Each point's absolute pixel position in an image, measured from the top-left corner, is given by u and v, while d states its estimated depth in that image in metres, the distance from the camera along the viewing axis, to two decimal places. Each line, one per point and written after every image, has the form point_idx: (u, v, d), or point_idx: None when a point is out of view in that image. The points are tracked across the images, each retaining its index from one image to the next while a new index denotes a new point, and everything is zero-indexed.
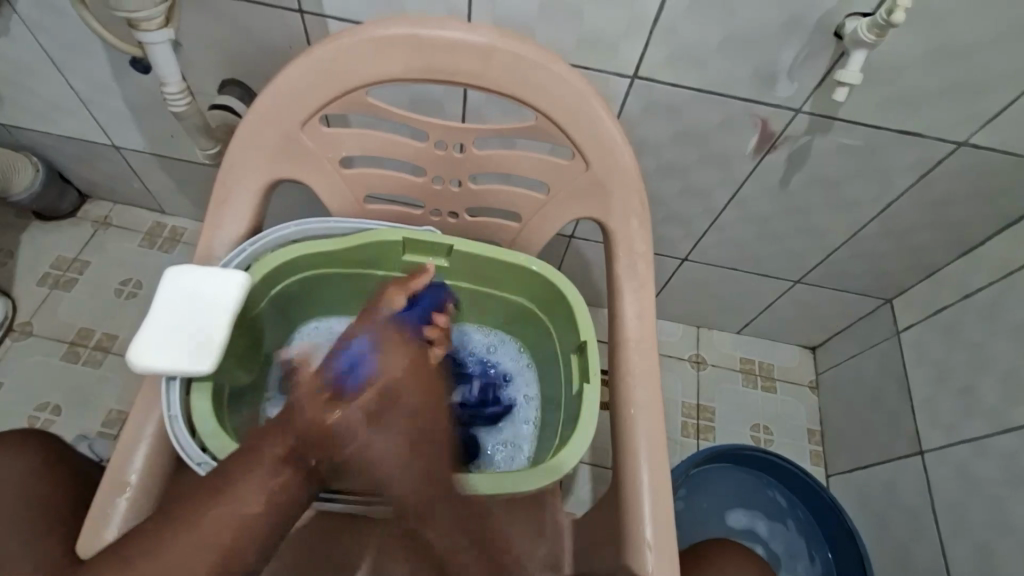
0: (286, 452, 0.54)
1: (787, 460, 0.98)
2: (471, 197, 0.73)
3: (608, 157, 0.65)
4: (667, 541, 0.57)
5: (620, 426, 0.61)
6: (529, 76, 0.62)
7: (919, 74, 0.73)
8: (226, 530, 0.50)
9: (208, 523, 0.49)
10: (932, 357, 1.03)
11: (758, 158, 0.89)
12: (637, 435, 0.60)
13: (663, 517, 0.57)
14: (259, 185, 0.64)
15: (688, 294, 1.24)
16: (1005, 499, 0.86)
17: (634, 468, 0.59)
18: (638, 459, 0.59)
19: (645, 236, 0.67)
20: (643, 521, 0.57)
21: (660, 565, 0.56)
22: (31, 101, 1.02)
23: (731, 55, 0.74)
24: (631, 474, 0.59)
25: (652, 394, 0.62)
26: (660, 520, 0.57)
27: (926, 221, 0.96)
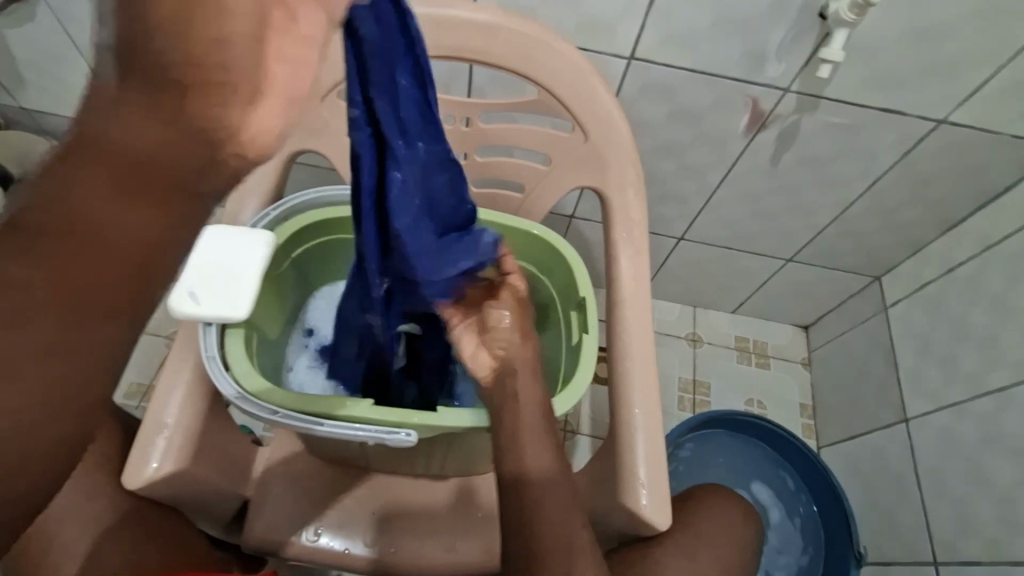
0: (117, 193, 0.29)
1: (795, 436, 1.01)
2: (478, 168, 0.77)
3: (607, 131, 0.70)
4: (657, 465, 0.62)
5: (618, 368, 0.66)
6: (529, 53, 0.66)
7: (899, 53, 0.78)
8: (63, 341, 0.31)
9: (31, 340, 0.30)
10: (918, 330, 1.07)
11: (750, 136, 0.93)
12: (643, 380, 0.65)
13: (655, 461, 0.62)
14: (279, 156, 0.68)
15: (685, 274, 1.29)
16: (982, 458, 0.90)
17: (629, 416, 0.63)
18: (631, 396, 0.64)
19: (640, 205, 0.71)
20: (636, 462, 0.61)
21: (654, 503, 0.60)
22: (55, 86, 1.07)
23: (723, 35, 0.78)
24: (626, 426, 0.63)
25: (644, 348, 0.67)
26: (652, 463, 0.61)
27: (911, 198, 1.00)
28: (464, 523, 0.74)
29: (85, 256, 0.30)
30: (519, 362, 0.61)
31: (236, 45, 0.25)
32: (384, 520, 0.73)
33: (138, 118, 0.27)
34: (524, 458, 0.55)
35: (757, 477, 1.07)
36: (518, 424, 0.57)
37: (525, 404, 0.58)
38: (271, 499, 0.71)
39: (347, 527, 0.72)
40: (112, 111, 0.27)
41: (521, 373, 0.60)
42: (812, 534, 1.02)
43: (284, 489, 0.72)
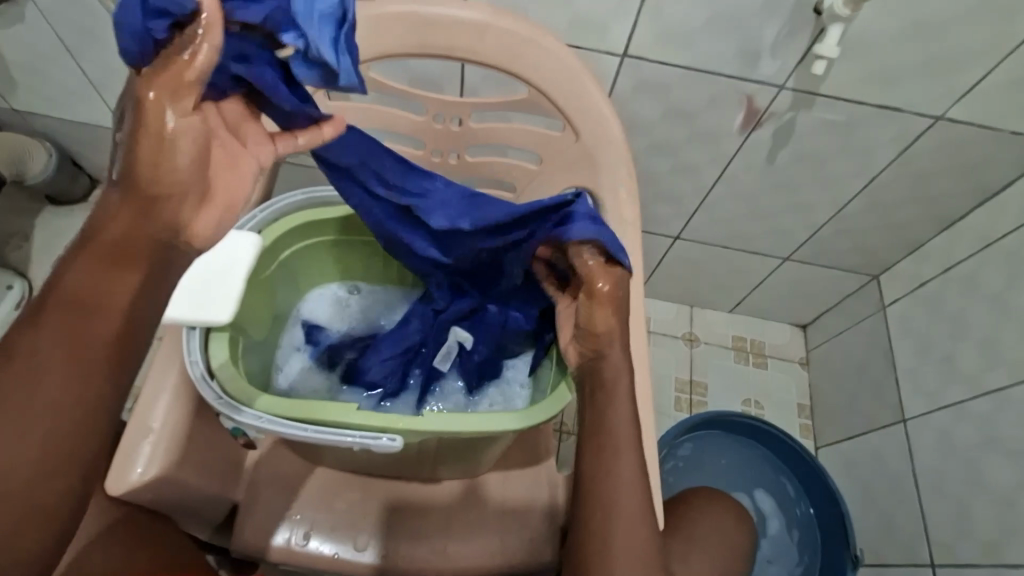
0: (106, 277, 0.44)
1: (791, 436, 1.00)
2: (468, 169, 0.75)
3: (599, 129, 0.68)
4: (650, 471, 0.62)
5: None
6: (520, 51, 0.66)
7: (895, 50, 0.77)
8: (72, 388, 0.41)
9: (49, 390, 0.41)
10: (916, 329, 1.06)
11: (745, 134, 0.92)
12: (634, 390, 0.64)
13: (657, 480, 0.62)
14: None
15: (681, 273, 1.28)
16: (981, 458, 0.89)
17: None
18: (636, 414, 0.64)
19: (632, 205, 0.69)
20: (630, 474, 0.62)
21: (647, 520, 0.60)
22: (45, 86, 1.06)
23: (716, 32, 0.77)
24: None
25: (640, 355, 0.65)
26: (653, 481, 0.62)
27: (908, 196, 1.00)
28: (454, 527, 0.73)
29: (84, 328, 0.43)
30: (613, 358, 0.58)
31: (182, 156, 0.43)
32: (373, 525, 0.72)
33: (119, 223, 0.44)
34: (613, 471, 0.54)
35: (754, 478, 1.07)
36: (503, 429, 0.56)
37: (616, 412, 0.56)
38: (259, 505, 0.70)
39: (338, 531, 0.71)
40: (106, 217, 0.44)
41: (620, 376, 0.58)
42: (809, 536, 1.01)
43: (275, 492, 0.72)
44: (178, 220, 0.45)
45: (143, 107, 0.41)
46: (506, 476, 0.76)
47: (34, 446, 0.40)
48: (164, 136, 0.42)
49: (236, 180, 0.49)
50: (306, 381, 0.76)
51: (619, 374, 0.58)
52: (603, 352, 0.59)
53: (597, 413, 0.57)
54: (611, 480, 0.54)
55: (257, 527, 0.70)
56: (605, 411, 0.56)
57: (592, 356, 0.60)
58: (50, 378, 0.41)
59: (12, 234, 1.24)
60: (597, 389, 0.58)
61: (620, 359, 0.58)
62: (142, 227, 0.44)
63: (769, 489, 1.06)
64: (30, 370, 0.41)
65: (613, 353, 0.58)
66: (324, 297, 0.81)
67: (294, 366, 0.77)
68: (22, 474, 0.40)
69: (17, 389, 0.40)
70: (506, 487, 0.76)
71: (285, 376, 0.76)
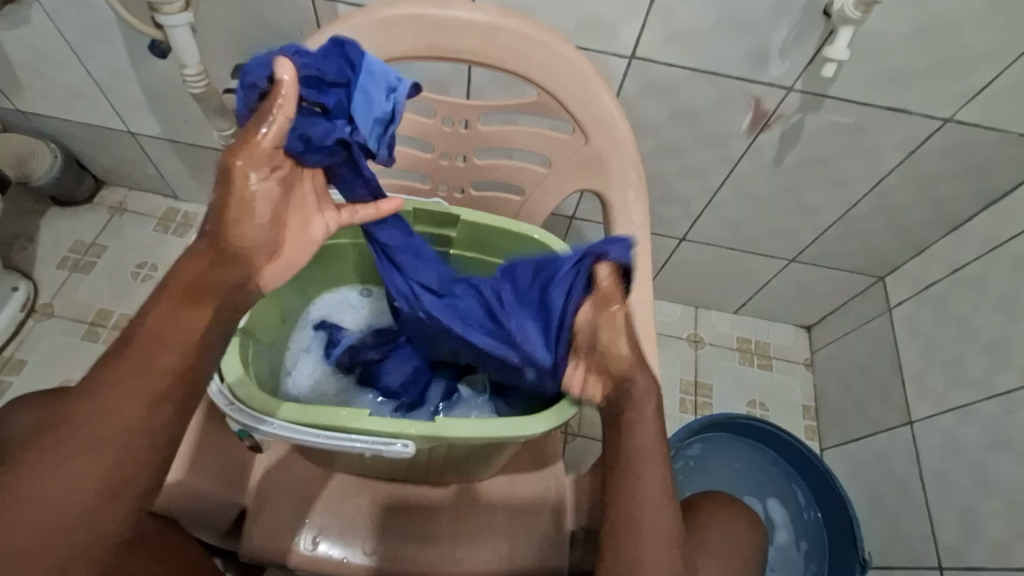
0: (183, 314, 0.51)
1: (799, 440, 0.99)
2: (477, 172, 0.75)
3: (608, 132, 0.68)
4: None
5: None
6: (529, 53, 0.65)
7: (904, 52, 0.76)
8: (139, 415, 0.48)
9: (119, 415, 0.47)
10: (922, 330, 1.06)
11: (753, 136, 0.92)
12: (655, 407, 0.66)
13: None
14: None
15: (687, 274, 1.28)
16: (989, 462, 0.89)
17: None
18: None
19: (642, 208, 0.69)
20: None
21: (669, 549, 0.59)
22: (50, 88, 1.06)
23: (725, 33, 0.77)
24: None
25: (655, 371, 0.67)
26: None
27: (916, 198, 0.99)
28: (462, 532, 0.72)
29: (153, 365, 0.49)
30: (637, 388, 0.57)
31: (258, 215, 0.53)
32: (381, 529, 0.72)
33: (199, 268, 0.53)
34: (641, 496, 0.53)
35: (762, 482, 1.07)
36: (511, 438, 0.56)
37: (646, 437, 0.56)
38: (267, 510, 0.70)
39: (347, 534, 0.71)
40: (190, 264, 0.53)
41: (647, 400, 0.57)
42: (817, 540, 1.01)
43: (284, 497, 0.72)
44: (252, 268, 0.55)
45: (232, 172, 0.50)
46: (514, 480, 0.76)
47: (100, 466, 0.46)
48: (247, 192, 0.51)
49: (303, 244, 0.59)
50: (318, 384, 0.76)
51: (646, 403, 0.57)
52: (628, 379, 0.58)
53: (625, 439, 0.56)
54: (639, 505, 0.53)
55: (266, 533, 0.69)
56: (631, 438, 0.56)
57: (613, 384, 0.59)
58: (124, 409, 0.48)
59: (17, 235, 1.24)
60: (624, 416, 0.57)
61: (645, 386, 0.58)
62: (218, 274, 0.53)
63: (782, 498, 1.05)
64: (108, 399, 0.48)
65: (638, 381, 0.58)
66: (348, 296, 0.82)
67: (306, 369, 0.77)
68: (89, 494, 0.46)
69: (95, 417, 0.47)
70: (515, 492, 0.75)
71: (296, 379, 0.76)
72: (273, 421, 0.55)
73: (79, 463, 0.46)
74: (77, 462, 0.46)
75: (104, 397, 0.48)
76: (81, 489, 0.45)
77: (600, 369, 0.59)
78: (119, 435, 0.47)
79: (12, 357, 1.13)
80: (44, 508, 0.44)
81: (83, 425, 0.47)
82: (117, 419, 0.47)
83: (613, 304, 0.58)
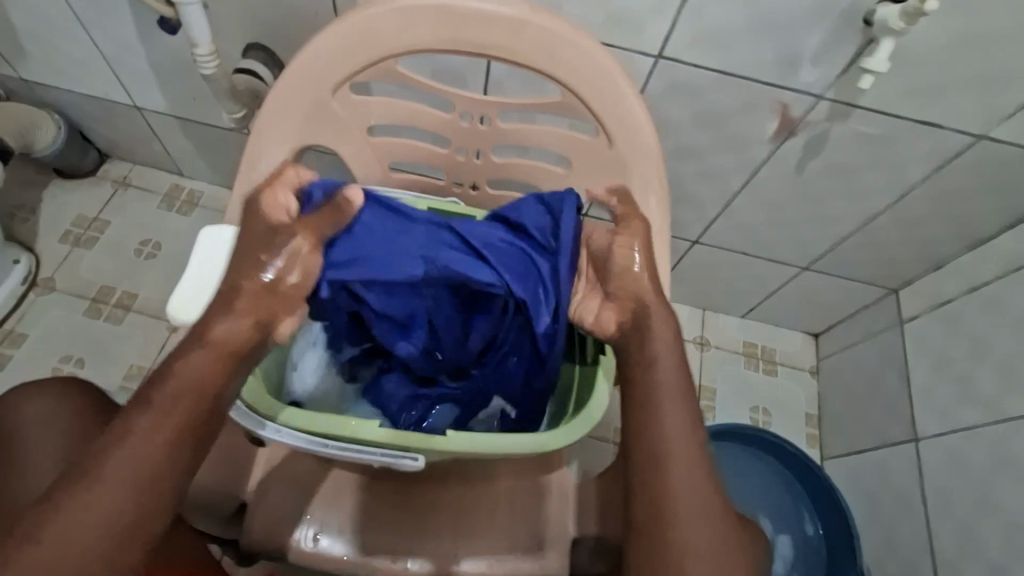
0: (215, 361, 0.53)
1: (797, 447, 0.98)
2: (493, 170, 0.72)
3: (633, 137, 0.66)
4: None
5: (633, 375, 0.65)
6: (554, 50, 0.63)
7: (940, 65, 0.74)
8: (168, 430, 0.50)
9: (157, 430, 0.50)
10: (934, 346, 1.05)
11: (777, 143, 0.90)
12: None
13: None
14: (290, 148, 0.65)
15: (697, 275, 1.26)
16: (990, 481, 0.88)
17: None
18: None
19: (662, 216, 0.68)
20: None
21: None
22: (57, 58, 1.03)
23: (757, 37, 0.74)
24: None
25: None
26: None
27: (938, 213, 0.97)
28: (463, 532, 0.72)
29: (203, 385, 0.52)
30: (654, 301, 0.60)
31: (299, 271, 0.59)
32: (380, 528, 0.71)
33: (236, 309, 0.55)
34: (666, 423, 0.56)
35: (763, 495, 1.03)
36: (510, 451, 0.55)
37: (661, 366, 0.58)
38: (269, 500, 0.70)
39: (347, 529, 0.71)
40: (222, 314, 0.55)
41: (661, 323, 0.59)
42: (816, 555, 0.99)
43: (286, 488, 0.71)
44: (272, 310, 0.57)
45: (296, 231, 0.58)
46: (518, 483, 0.75)
47: (132, 475, 0.48)
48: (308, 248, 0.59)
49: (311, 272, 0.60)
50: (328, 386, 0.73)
51: (659, 326, 0.59)
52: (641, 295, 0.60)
53: (644, 370, 0.58)
54: (665, 433, 0.56)
55: (267, 521, 0.69)
56: (656, 369, 0.58)
57: (629, 315, 0.60)
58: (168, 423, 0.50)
59: (19, 207, 1.22)
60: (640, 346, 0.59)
61: (660, 306, 0.60)
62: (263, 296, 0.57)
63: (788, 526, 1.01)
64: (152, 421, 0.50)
65: (652, 302, 0.60)
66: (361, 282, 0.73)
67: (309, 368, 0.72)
68: (122, 499, 0.48)
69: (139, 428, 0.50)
70: (518, 497, 0.74)
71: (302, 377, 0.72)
72: (279, 428, 0.54)
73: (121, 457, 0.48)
74: (110, 467, 0.48)
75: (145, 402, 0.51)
76: (114, 498, 0.47)
77: (615, 297, 0.61)
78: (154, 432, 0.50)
79: (13, 330, 1.12)
80: (87, 510, 0.47)
81: (129, 432, 0.49)
82: (154, 418, 0.50)
83: (630, 259, 0.60)
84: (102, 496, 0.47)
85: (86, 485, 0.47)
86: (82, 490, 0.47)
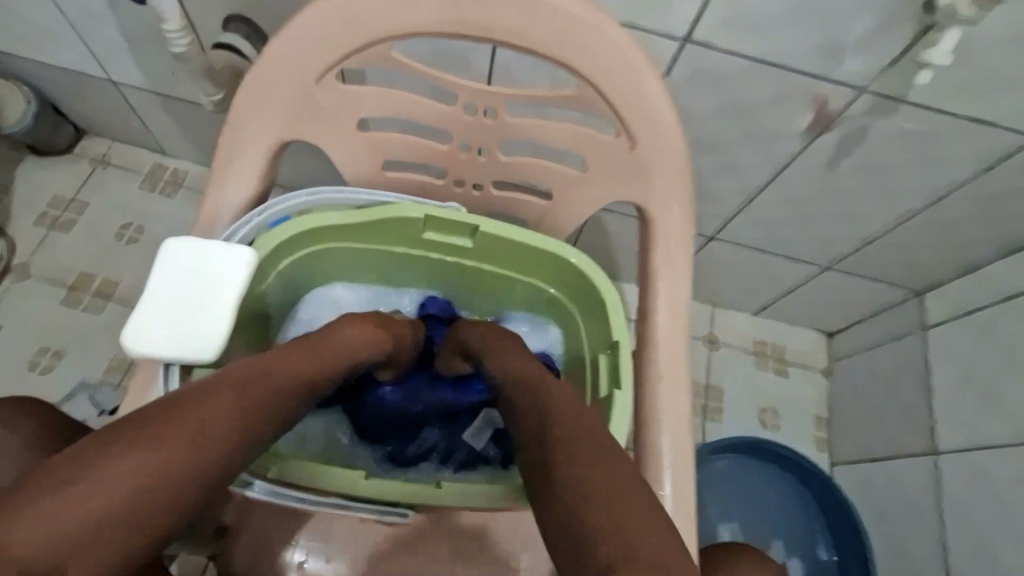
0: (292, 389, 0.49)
1: (816, 466, 0.94)
2: (499, 170, 0.65)
3: (656, 138, 0.59)
4: (683, 496, 0.55)
5: (646, 407, 0.59)
6: (572, 36, 0.55)
7: (1004, 57, 0.66)
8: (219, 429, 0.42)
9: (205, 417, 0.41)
10: (960, 356, 0.99)
11: (809, 138, 0.82)
12: (658, 398, 0.58)
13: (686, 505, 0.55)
14: (270, 144, 0.57)
15: (711, 272, 1.19)
16: (1018, 506, 0.84)
17: (656, 449, 0.56)
18: (663, 433, 0.57)
19: (685, 226, 0.61)
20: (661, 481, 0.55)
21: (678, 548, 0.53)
22: (21, 25, 0.94)
23: (800, 22, 0.66)
24: (650, 448, 0.57)
25: (676, 366, 0.60)
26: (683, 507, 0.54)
27: (978, 215, 0.90)
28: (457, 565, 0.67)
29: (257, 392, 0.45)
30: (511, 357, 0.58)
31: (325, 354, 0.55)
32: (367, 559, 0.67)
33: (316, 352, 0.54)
34: (566, 420, 0.45)
35: (772, 513, 1.00)
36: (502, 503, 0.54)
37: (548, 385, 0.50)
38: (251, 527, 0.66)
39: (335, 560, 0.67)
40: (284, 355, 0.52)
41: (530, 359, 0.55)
42: None
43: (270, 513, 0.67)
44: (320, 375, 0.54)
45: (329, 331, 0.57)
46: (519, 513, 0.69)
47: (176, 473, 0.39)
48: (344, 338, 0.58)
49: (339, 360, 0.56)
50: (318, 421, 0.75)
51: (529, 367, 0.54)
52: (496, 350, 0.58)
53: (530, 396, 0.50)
54: (571, 430, 0.44)
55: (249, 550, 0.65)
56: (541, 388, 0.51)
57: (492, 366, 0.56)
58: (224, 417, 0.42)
59: None
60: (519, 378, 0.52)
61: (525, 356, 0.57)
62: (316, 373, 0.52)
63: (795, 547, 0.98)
64: (205, 421, 0.41)
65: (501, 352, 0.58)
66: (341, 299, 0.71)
67: None
68: (155, 500, 0.38)
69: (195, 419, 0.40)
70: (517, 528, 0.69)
71: None
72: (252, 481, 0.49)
73: (158, 445, 0.38)
74: (148, 461, 0.38)
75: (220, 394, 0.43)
76: (150, 497, 0.37)
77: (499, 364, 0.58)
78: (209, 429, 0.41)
79: None
80: (108, 503, 0.36)
81: (180, 422, 0.40)
82: (214, 409, 0.41)
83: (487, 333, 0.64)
84: (120, 488, 0.36)
85: (108, 475, 0.36)
86: (114, 475, 0.36)
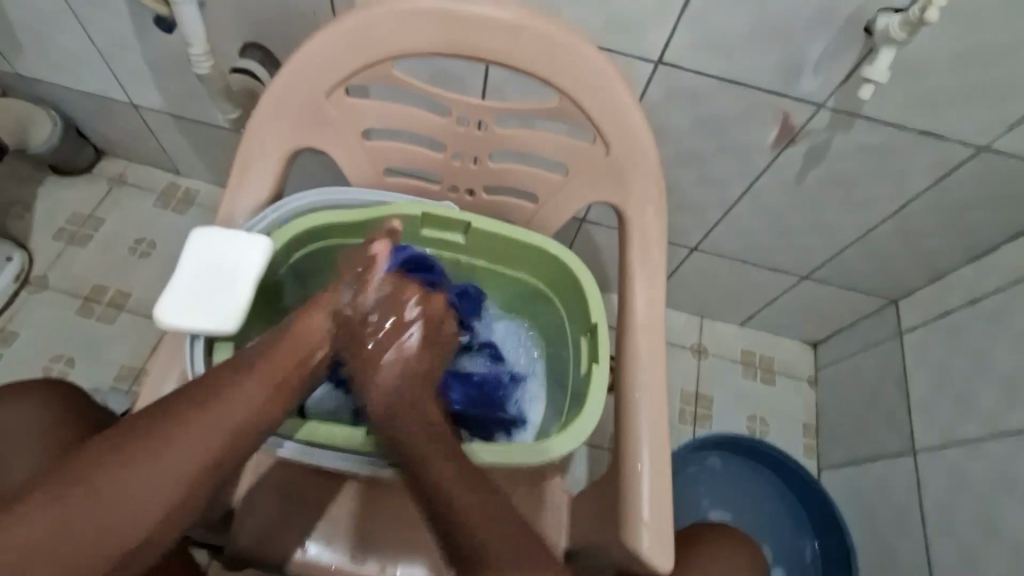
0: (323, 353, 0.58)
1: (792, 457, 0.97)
2: (490, 175, 0.71)
3: (630, 144, 0.65)
4: (660, 463, 0.60)
5: (626, 387, 0.64)
6: (554, 56, 0.62)
7: (944, 75, 0.73)
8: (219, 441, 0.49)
9: (209, 427, 0.49)
10: (934, 359, 1.04)
11: (778, 151, 0.89)
12: (637, 377, 0.63)
13: (662, 471, 0.60)
14: (283, 152, 0.64)
15: (697, 281, 1.25)
16: (994, 498, 0.87)
17: (634, 422, 0.61)
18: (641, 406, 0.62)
19: (659, 224, 0.67)
20: (638, 451, 0.60)
21: (655, 512, 0.58)
22: (53, 54, 1.03)
23: (759, 46, 0.73)
24: (631, 418, 0.62)
25: (655, 347, 0.65)
26: (659, 472, 0.59)
27: (940, 224, 0.96)
28: None
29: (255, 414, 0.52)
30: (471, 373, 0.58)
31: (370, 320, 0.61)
32: (360, 539, 0.70)
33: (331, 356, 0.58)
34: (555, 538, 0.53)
35: (757, 507, 1.03)
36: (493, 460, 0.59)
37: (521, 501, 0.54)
38: (253, 513, 0.68)
39: (336, 540, 0.70)
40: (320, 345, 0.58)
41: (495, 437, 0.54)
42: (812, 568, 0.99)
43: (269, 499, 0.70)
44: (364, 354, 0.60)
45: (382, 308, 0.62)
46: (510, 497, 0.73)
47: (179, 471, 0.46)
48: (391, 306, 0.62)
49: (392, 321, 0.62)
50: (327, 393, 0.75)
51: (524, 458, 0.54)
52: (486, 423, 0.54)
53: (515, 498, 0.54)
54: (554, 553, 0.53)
55: (249, 538, 0.67)
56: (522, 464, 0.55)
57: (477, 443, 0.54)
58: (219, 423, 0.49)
59: (13, 203, 1.21)
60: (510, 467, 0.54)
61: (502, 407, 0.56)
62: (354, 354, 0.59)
63: (783, 539, 1.01)
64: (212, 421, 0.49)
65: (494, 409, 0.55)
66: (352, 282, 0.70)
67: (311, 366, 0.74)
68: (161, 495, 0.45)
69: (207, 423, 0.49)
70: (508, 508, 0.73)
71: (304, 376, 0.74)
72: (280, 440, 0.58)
73: (118, 509, 0.44)
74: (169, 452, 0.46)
75: (162, 435, 0.47)
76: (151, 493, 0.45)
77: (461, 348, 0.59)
78: (162, 481, 0.45)
79: (5, 329, 1.11)
80: (122, 496, 0.44)
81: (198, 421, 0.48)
82: (204, 424, 0.48)
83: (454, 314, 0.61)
84: (140, 484, 0.45)
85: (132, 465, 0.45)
86: (129, 470, 0.45)
